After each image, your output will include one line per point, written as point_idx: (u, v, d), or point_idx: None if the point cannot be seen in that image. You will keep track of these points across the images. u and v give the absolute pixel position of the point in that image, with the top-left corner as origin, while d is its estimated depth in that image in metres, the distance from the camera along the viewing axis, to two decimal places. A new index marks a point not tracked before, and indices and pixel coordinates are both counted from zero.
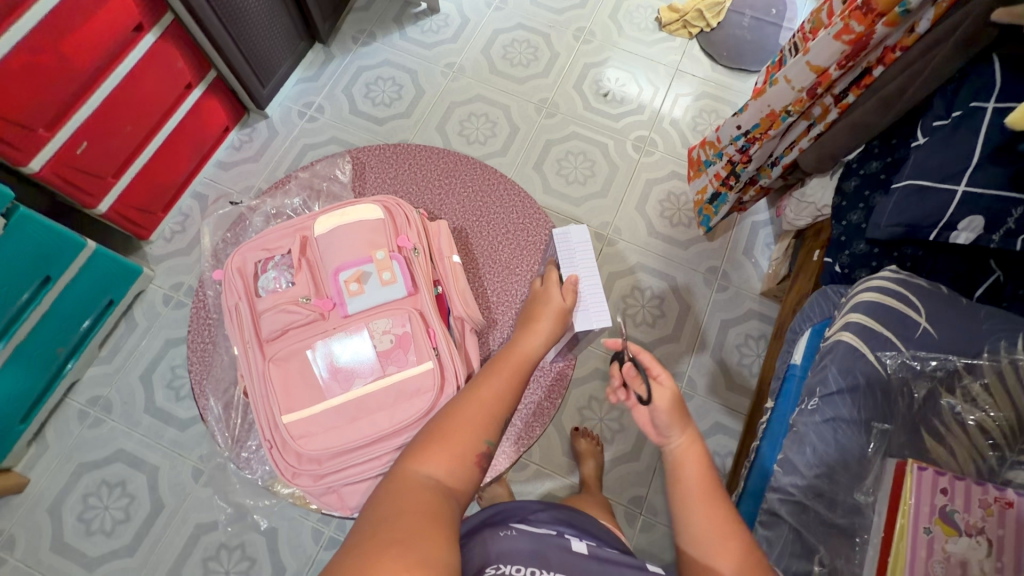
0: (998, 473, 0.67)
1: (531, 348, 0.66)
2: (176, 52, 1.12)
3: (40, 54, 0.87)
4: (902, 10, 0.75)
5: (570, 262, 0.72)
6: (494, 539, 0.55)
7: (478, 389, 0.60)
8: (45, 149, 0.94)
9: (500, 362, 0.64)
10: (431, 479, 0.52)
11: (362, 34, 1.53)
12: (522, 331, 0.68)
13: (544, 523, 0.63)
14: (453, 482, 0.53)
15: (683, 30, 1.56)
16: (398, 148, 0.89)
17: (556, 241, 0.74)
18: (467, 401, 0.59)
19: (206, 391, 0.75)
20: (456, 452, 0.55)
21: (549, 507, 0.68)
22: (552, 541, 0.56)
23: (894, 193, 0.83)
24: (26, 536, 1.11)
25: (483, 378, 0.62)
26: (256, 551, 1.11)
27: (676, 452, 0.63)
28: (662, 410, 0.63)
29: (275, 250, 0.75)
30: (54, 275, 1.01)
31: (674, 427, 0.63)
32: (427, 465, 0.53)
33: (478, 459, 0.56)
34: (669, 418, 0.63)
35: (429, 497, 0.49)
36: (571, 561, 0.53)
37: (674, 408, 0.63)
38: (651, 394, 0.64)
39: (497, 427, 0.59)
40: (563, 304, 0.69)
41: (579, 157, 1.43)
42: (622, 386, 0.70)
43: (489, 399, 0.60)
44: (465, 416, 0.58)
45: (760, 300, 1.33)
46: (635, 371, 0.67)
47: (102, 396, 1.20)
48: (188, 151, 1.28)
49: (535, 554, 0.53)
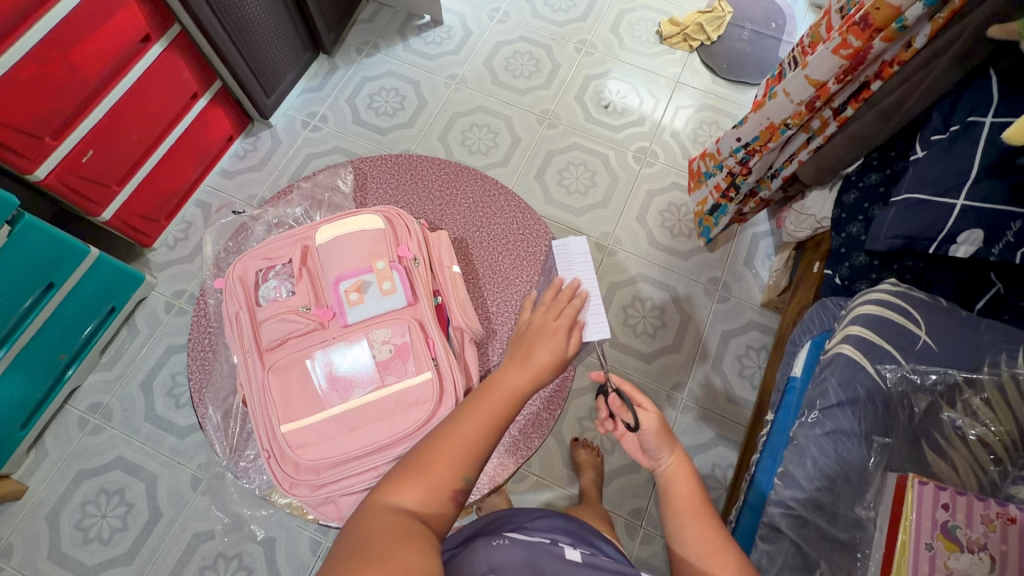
0: (1001, 488, 0.66)
1: (519, 382, 0.62)
2: (182, 61, 1.13)
3: (49, 63, 0.88)
4: (899, 26, 0.76)
5: (569, 267, 0.73)
6: (488, 549, 0.55)
7: (463, 415, 0.58)
8: (50, 158, 0.95)
9: (480, 397, 0.60)
10: (402, 510, 0.51)
11: (366, 45, 1.55)
12: (512, 361, 0.64)
13: (540, 531, 0.63)
14: (427, 514, 0.52)
15: (684, 43, 1.58)
16: (399, 159, 0.90)
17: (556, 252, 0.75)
18: (448, 433, 0.57)
19: (205, 399, 0.75)
20: (432, 483, 0.54)
21: (545, 515, 0.68)
22: (545, 549, 0.56)
23: (892, 205, 0.83)
24: (24, 544, 1.10)
25: (463, 410, 0.59)
26: (254, 561, 1.10)
27: (667, 473, 0.64)
28: (650, 434, 0.64)
29: (276, 259, 0.76)
30: (57, 282, 1.01)
31: (664, 448, 0.64)
32: (400, 494, 0.52)
33: (455, 493, 0.55)
34: (657, 440, 0.64)
35: (401, 525, 0.48)
36: (565, 569, 0.54)
37: (662, 429, 0.64)
38: (637, 420, 0.64)
39: (479, 459, 0.56)
40: (561, 353, 0.65)
41: (580, 168, 1.44)
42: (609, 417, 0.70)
43: (473, 433, 0.57)
44: (446, 446, 0.56)
45: (760, 312, 1.33)
46: (620, 402, 0.67)
47: (102, 403, 1.20)
48: (192, 160, 1.29)
49: (528, 563, 0.53)
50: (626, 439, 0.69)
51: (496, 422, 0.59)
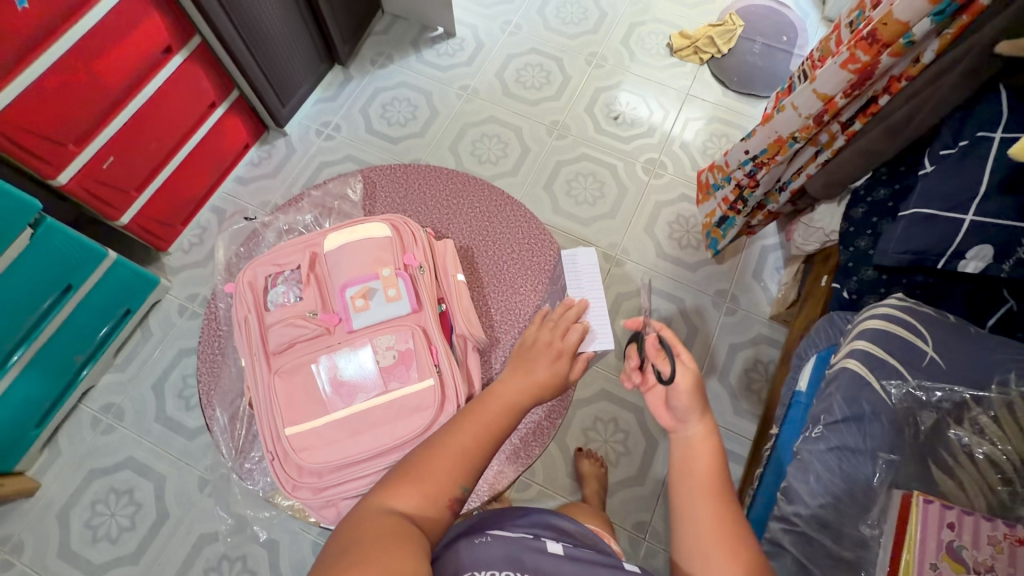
0: (1010, 509, 0.65)
1: (515, 405, 0.62)
2: (201, 72, 1.17)
3: (73, 73, 0.92)
4: (907, 42, 0.76)
5: (578, 287, 0.79)
6: (467, 547, 0.54)
7: (457, 428, 0.59)
8: (72, 163, 0.98)
9: (468, 413, 0.60)
10: (397, 513, 0.51)
11: (380, 56, 1.58)
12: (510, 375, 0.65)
13: (523, 528, 0.62)
14: (425, 520, 0.52)
15: (694, 56, 1.59)
16: (408, 168, 0.91)
17: (564, 262, 0.81)
18: (444, 443, 0.57)
19: (213, 401, 0.77)
20: (431, 490, 0.54)
21: (529, 512, 0.67)
22: (525, 543, 0.55)
23: (901, 220, 0.83)
24: (35, 541, 1.12)
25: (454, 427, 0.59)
26: (257, 564, 1.11)
27: (690, 438, 0.62)
28: (681, 391, 0.64)
29: (285, 265, 0.77)
30: (75, 284, 1.04)
31: (693, 412, 0.63)
32: (397, 498, 0.52)
33: (451, 502, 0.55)
34: (678, 408, 0.64)
35: (396, 527, 0.49)
36: (546, 563, 0.53)
37: (695, 392, 0.64)
38: (673, 371, 0.65)
39: (474, 472, 0.57)
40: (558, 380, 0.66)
41: (589, 178, 1.45)
42: (639, 368, 0.71)
43: (470, 441, 0.58)
44: (442, 456, 0.56)
45: (768, 325, 1.32)
46: (658, 346, 0.69)
47: (115, 403, 1.22)
48: (209, 166, 1.32)
49: (510, 560, 0.53)
50: (653, 393, 0.68)
51: (490, 437, 0.59)
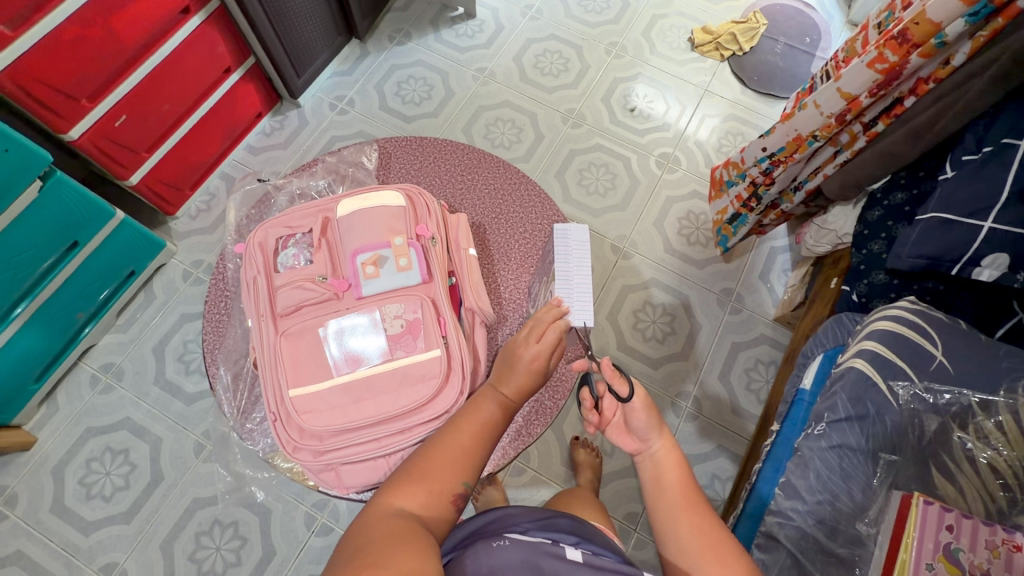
0: (1008, 516, 0.65)
1: (528, 382, 0.64)
2: (218, 37, 1.15)
3: (90, 27, 0.91)
4: (938, 42, 0.75)
5: (565, 262, 0.75)
6: (488, 550, 0.54)
7: (458, 426, 0.60)
8: (85, 119, 0.97)
9: (462, 415, 0.61)
10: (406, 514, 0.51)
11: (398, 33, 1.57)
12: (513, 359, 0.65)
13: (538, 523, 0.62)
14: (433, 521, 0.53)
15: (715, 52, 1.58)
16: (424, 141, 0.91)
17: (555, 236, 0.77)
18: (443, 443, 0.58)
19: (217, 359, 0.77)
20: (435, 486, 0.54)
21: (549, 515, 0.66)
22: (544, 549, 0.54)
23: (918, 223, 0.81)
24: (29, 494, 1.13)
25: (457, 424, 0.60)
26: (249, 531, 1.12)
27: (656, 458, 0.63)
28: (639, 409, 0.63)
29: (296, 228, 0.77)
30: (82, 241, 1.03)
31: (653, 430, 0.63)
32: (404, 498, 0.53)
33: (456, 498, 0.55)
34: (646, 421, 0.63)
35: (405, 529, 0.49)
36: (565, 570, 0.52)
37: (651, 408, 0.63)
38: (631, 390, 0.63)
39: (476, 466, 0.58)
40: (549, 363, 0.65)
41: (601, 169, 1.44)
42: (595, 408, 0.68)
43: (469, 443, 0.59)
44: (442, 453, 0.57)
45: (772, 326, 1.31)
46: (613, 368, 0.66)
47: (115, 363, 1.22)
48: (220, 133, 1.31)
49: (527, 565, 0.52)
50: (614, 423, 0.67)
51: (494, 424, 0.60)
